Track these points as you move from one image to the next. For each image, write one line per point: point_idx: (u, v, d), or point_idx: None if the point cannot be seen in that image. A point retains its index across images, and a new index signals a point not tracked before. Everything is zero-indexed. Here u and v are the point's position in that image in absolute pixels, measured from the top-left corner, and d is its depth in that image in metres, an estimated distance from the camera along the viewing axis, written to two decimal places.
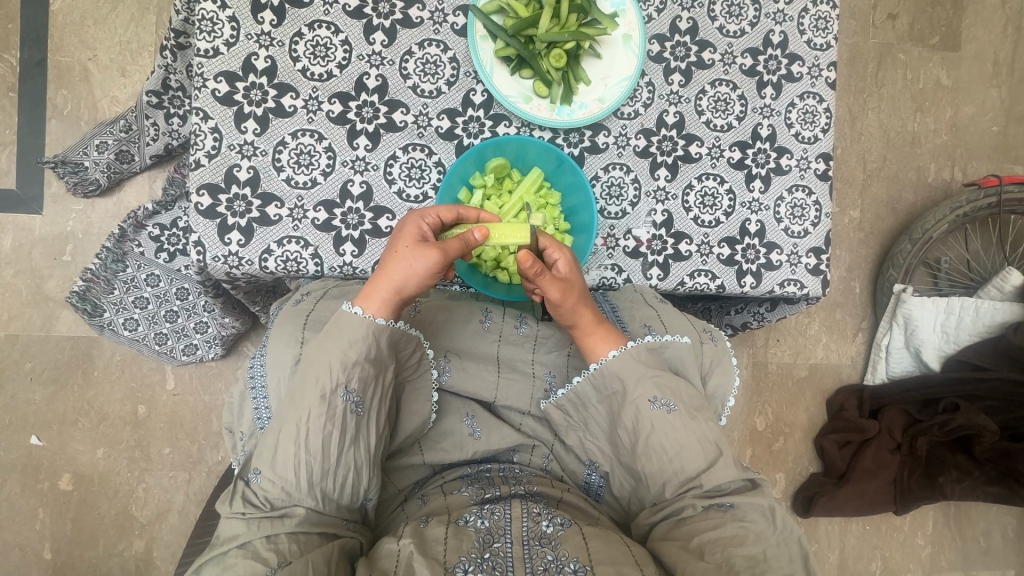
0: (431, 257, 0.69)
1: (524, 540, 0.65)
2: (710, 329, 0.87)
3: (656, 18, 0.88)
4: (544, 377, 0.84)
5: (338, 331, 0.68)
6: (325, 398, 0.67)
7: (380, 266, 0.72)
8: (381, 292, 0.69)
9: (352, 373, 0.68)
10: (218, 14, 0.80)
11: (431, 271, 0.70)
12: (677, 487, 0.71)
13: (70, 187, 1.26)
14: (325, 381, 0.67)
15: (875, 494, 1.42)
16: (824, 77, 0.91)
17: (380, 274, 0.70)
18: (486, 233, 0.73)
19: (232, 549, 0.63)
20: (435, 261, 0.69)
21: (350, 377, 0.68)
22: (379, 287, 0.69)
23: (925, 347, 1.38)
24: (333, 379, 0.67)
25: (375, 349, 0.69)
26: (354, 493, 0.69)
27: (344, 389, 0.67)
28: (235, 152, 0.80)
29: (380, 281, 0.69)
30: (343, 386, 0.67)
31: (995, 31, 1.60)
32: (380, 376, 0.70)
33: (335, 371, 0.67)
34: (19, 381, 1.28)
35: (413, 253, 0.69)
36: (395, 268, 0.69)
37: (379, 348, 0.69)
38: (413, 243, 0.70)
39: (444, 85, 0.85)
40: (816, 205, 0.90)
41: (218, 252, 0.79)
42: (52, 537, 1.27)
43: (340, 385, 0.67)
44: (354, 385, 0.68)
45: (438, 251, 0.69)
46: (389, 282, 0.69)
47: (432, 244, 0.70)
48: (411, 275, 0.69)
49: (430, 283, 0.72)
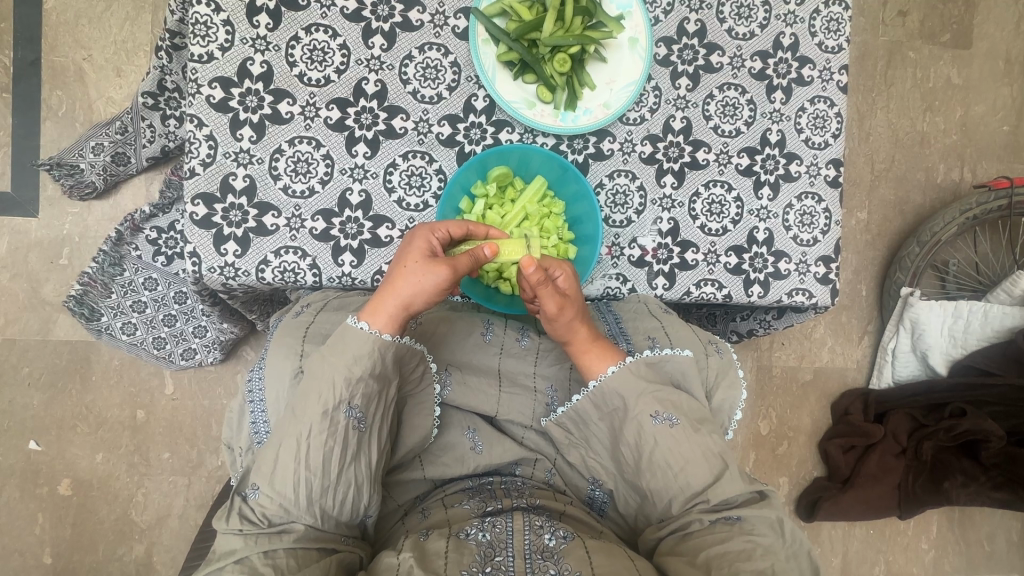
0: (440, 274, 0.68)
1: (527, 554, 0.64)
2: (715, 341, 0.85)
3: (663, 20, 0.86)
4: (546, 392, 0.82)
5: (342, 345, 0.66)
6: (327, 414, 0.65)
7: (386, 279, 0.70)
8: (388, 306, 0.67)
9: (356, 389, 0.66)
10: (211, 17, 0.77)
11: (440, 287, 0.69)
12: (683, 503, 0.70)
13: (66, 189, 1.25)
14: (328, 398, 0.65)
15: (880, 499, 1.41)
16: (836, 81, 0.88)
17: (386, 289, 0.68)
18: (496, 249, 0.72)
19: (228, 564, 0.61)
20: (444, 278, 0.68)
21: (353, 393, 0.66)
22: (386, 302, 0.68)
23: (932, 351, 1.36)
24: (337, 395, 0.65)
25: (381, 364, 0.67)
26: (354, 510, 0.67)
27: (348, 405, 0.66)
28: (230, 161, 0.78)
29: (388, 295, 0.68)
30: (346, 402, 0.66)
31: (1007, 28, 1.57)
32: (383, 391, 0.69)
33: (339, 386, 0.65)
34: (16, 386, 1.27)
35: (424, 268, 0.68)
36: (403, 283, 0.68)
37: (384, 362, 0.67)
38: (424, 258, 0.69)
39: (445, 90, 0.83)
40: (826, 212, 0.88)
41: (214, 263, 0.77)
42: (51, 542, 1.27)
43: (343, 401, 0.66)
44: (358, 401, 0.66)
45: (447, 268, 0.68)
46: (396, 297, 0.68)
47: (442, 260, 0.69)
48: (420, 291, 0.68)
49: (436, 299, 0.70)
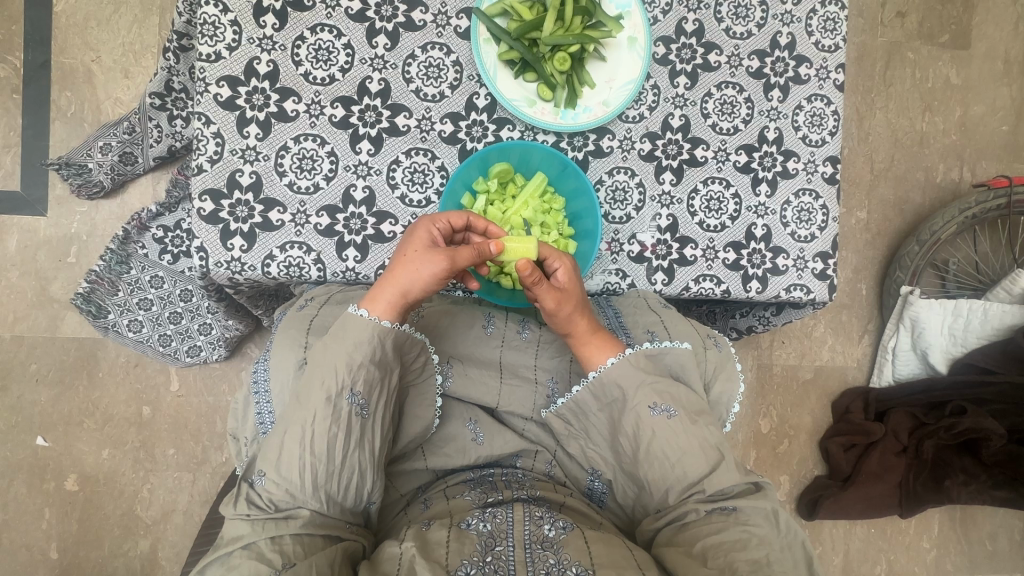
0: (438, 263, 0.70)
1: (526, 544, 0.64)
2: (714, 335, 0.86)
3: (661, 20, 0.88)
4: (546, 384, 0.83)
5: (343, 333, 0.68)
6: (330, 400, 0.66)
7: (387, 267, 0.73)
8: (387, 295, 0.70)
9: (357, 375, 0.68)
10: (219, 18, 0.79)
11: (438, 276, 0.71)
12: (680, 493, 0.71)
13: (75, 189, 1.27)
14: (331, 384, 0.67)
15: (881, 497, 1.41)
16: (831, 79, 0.90)
17: (386, 277, 0.71)
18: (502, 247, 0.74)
19: (236, 549, 0.62)
20: (442, 268, 0.70)
21: (355, 379, 0.67)
22: (384, 289, 0.70)
23: (932, 349, 1.37)
24: (339, 381, 0.67)
25: (380, 351, 0.69)
26: (358, 496, 0.69)
27: (350, 391, 0.67)
28: (237, 157, 0.79)
29: (387, 283, 0.70)
30: (349, 389, 0.67)
31: (1006, 28, 1.58)
32: (385, 379, 0.70)
33: (340, 372, 0.67)
34: (24, 383, 1.28)
35: (422, 257, 0.70)
36: (402, 272, 0.70)
37: (384, 350, 0.69)
38: (423, 248, 0.71)
39: (447, 89, 0.84)
40: (823, 209, 0.89)
41: (220, 258, 0.78)
42: (58, 537, 1.28)
43: (346, 388, 0.67)
44: (359, 387, 0.68)
45: (444, 259, 0.70)
46: (395, 286, 0.70)
47: (441, 250, 0.71)
48: (417, 280, 0.70)
49: (435, 288, 0.72)
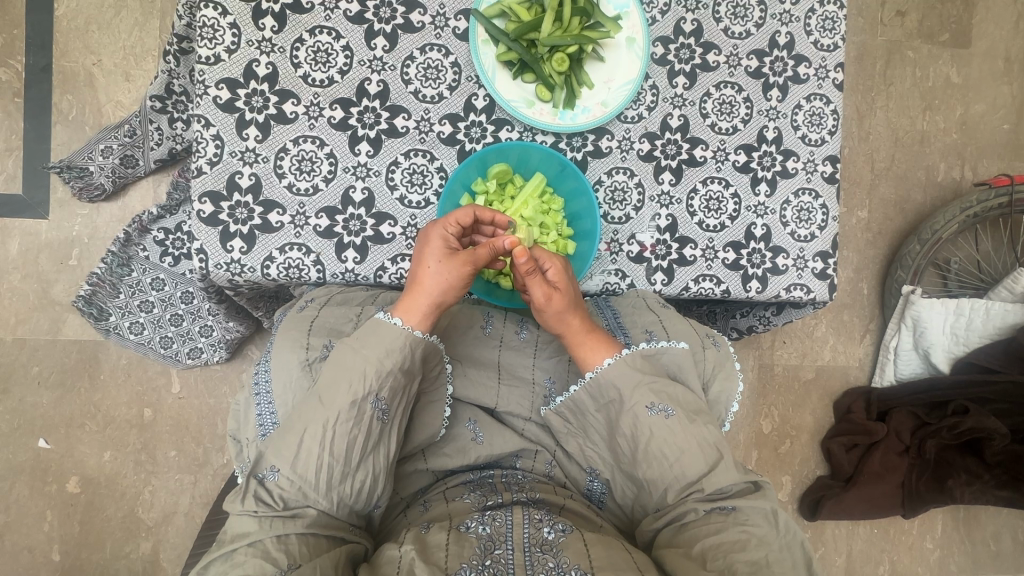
0: (464, 271, 0.71)
1: (525, 546, 0.64)
2: (713, 335, 0.86)
3: (660, 20, 0.88)
4: (544, 384, 0.83)
5: (375, 337, 0.69)
6: (355, 404, 0.67)
7: (411, 276, 0.73)
8: (420, 304, 0.70)
9: (385, 382, 0.68)
10: (218, 21, 0.79)
11: (464, 281, 0.72)
12: (679, 492, 0.71)
13: (75, 191, 1.27)
14: (358, 388, 0.67)
15: (884, 497, 1.41)
16: (831, 79, 0.90)
17: (415, 287, 0.71)
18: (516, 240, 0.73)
19: (241, 547, 0.62)
20: (467, 273, 0.71)
21: (382, 385, 0.68)
22: (416, 300, 0.70)
23: (934, 348, 1.36)
24: (366, 385, 0.67)
25: (410, 359, 0.70)
26: (367, 499, 0.69)
27: (375, 396, 0.68)
28: (236, 159, 0.80)
29: (417, 294, 0.71)
30: (374, 393, 0.68)
31: (1006, 27, 1.58)
32: (408, 386, 0.71)
33: (368, 378, 0.67)
34: (26, 385, 1.29)
35: (446, 266, 0.71)
36: (429, 280, 0.71)
37: (413, 358, 0.70)
38: (445, 256, 0.72)
39: (445, 90, 0.84)
40: (822, 208, 0.89)
41: (220, 260, 0.79)
42: (59, 539, 1.28)
43: (372, 393, 0.67)
44: (384, 393, 0.68)
45: (468, 265, 0.71)
46: (426, 295, 0.70)
47: (462, 256, 0.72)
48: (448, 289, 0.71)
49: (462, 293, 0.73)
